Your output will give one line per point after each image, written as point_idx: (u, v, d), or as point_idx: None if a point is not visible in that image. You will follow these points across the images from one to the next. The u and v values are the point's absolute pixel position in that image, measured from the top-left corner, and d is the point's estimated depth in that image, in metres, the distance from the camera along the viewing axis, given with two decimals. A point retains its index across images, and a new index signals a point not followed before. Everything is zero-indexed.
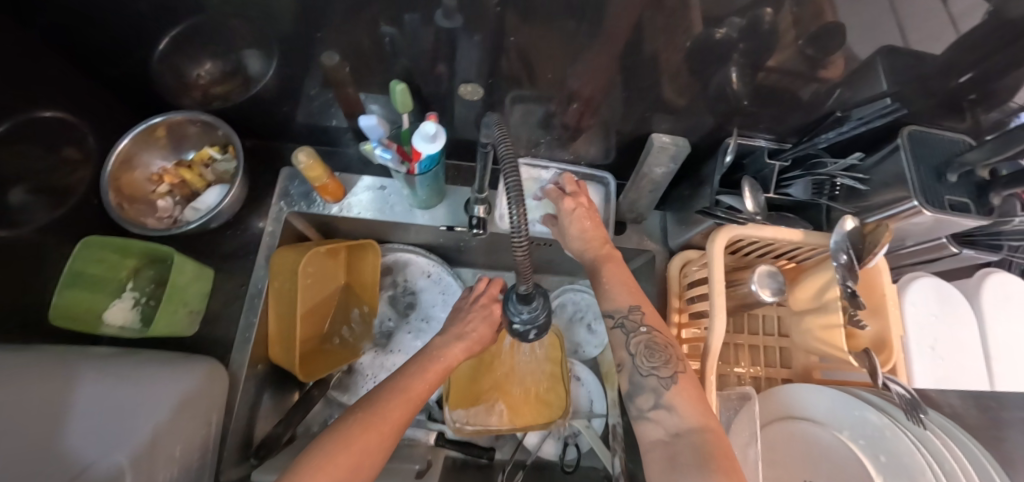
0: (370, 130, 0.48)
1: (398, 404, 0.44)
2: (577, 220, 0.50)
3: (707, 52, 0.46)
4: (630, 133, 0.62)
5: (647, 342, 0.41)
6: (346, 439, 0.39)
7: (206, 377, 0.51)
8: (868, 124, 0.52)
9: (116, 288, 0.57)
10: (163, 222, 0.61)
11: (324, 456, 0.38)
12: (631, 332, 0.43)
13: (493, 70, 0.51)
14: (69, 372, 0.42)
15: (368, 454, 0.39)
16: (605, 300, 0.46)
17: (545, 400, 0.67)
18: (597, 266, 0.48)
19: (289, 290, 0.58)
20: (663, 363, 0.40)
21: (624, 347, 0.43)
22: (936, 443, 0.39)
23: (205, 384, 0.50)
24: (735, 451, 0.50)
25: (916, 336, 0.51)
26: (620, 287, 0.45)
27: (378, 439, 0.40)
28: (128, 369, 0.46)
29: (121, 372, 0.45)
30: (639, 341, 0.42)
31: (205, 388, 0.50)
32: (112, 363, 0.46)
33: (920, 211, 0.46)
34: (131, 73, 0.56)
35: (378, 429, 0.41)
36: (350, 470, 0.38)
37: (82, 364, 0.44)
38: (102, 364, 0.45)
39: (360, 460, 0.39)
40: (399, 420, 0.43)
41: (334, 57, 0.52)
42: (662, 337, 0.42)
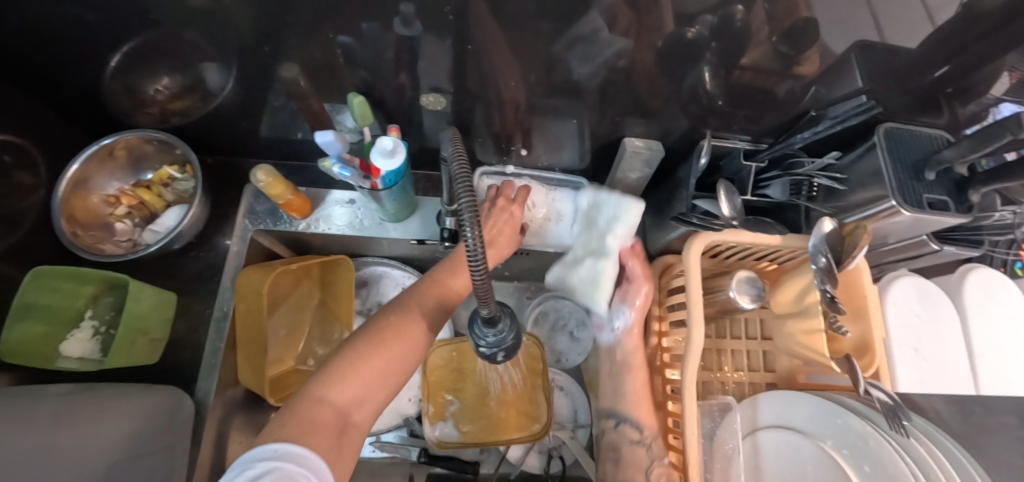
0: (328, 147, 0.45)
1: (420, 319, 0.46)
2: (632, 295, 0.57)
3: (678, 51, 0.44)
4: (605, 136, 0.61)
5: (665, 474, 0.48)
6: (375, 344, 0.40)
7: (169, 408, 0.49)
8: (844, 123, 0.48)
9: (74, 316, 0.54)
10: (122, 246, 0.58)
11: (360, 356, 0.39)
12: (653, 460, 0.49)
13: (459, 77, 0.49)
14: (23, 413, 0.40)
15: (397, 362, 0.41)
16: (623, 408, 0.53)
17: (528, 412, 0.66)
18: (624, 368, 0.55)
19: (255, 312, 0.56)
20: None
21: (644, 471, 0.48)
22: (919, 450, 0.38)
23: (168, 415, 0.49)
24: (719, 462, 0.49)
25: (898, 339, 0.50)
26: (645, 410, 0.52)
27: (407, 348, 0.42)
28: (88, 403, 0.44)
29: (80, 404, 0.44)
30: (659, 472, 0.48)
31: (168, 418, 0.49)
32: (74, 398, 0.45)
33: (898, 211, 0.45)
34: (81, 92, 0.54)
35: (404, 342, 0.42)
36: (384, 374, 0.40)
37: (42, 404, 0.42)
38: (62, 400, 0.44)
39: (392, 367, 0.40)
40: (413, 344, 0.43)
41: (293, 69, 0.50)
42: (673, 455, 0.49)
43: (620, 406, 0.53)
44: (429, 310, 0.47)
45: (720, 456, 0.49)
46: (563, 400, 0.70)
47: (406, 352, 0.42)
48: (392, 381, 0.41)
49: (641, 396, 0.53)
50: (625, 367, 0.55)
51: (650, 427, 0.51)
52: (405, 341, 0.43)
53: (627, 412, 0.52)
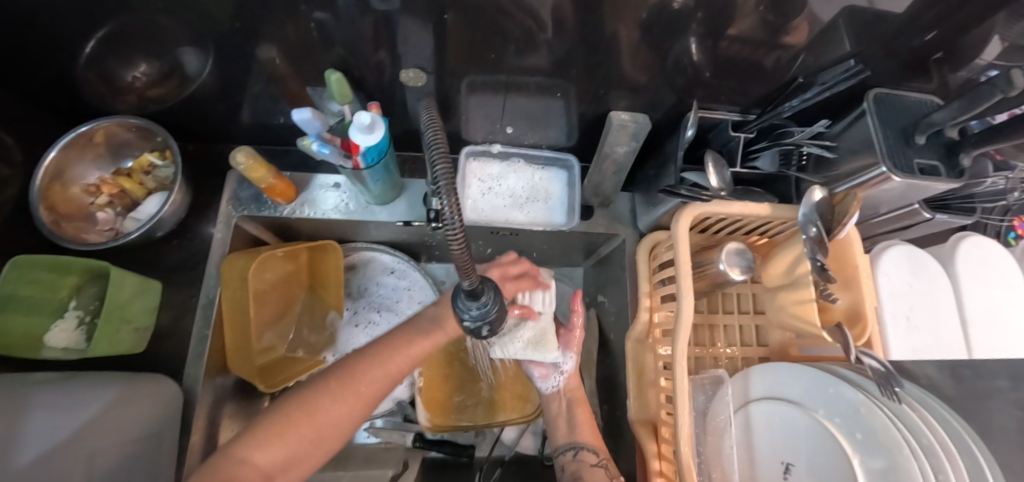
0: (306, 125, 0.44)
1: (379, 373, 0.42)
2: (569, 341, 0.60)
3: (663, 23, 0.43)
4: (592, 113, 0.60)
5: None
6: (308, 409, 0.38)
7: (159, 398, 0.49)
8: (833, 88, 0.48)
9: (58, 307, 0.53)
10: (104, 235, 0.57)
11: (294, 418, 0.37)
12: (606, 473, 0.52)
13: (439, 55, 0.48)
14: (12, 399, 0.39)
15: (333, 422, 0.39)
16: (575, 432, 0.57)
17: (522, 394, 0.66)
18: (572, 407, 0.59)
19: (242, 298, 0.55)
20: None
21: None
22: (913, 417, 0.38)
23: (157, 405, 0.48)
24: (711, 436, 0.49)
25: (890, 307, 0.49)
26: (589, 429, 0.57)
27: (351, 409, 0.40)
28: (72, 395, 0.43)
29: (70, 391, 0.43)
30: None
31: (157, 409, 0.48)
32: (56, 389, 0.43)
33: (888, 177, 0.44)
34: (55, 80, 0.52)
35: (348, 401, 0.40)
36: (319, 437, 0.38)
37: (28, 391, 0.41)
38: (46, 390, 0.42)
39: (330, 429, 0.39)
40: (371, 396, 0.41)
41: (270, 50, 0.49)
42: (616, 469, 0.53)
43: (578, 437, 0.56)
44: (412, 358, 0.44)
45: (710, 429, 0.49)
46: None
47: (351, 413, 0.40)
48: (327, 440, 0.39)
49: (589, 426, 0.58)
50: (572, 406, 0.59)
51: (602, 448, 0.56)
52: (352, 400, 0.40)
53: (583, 440, 0.56)
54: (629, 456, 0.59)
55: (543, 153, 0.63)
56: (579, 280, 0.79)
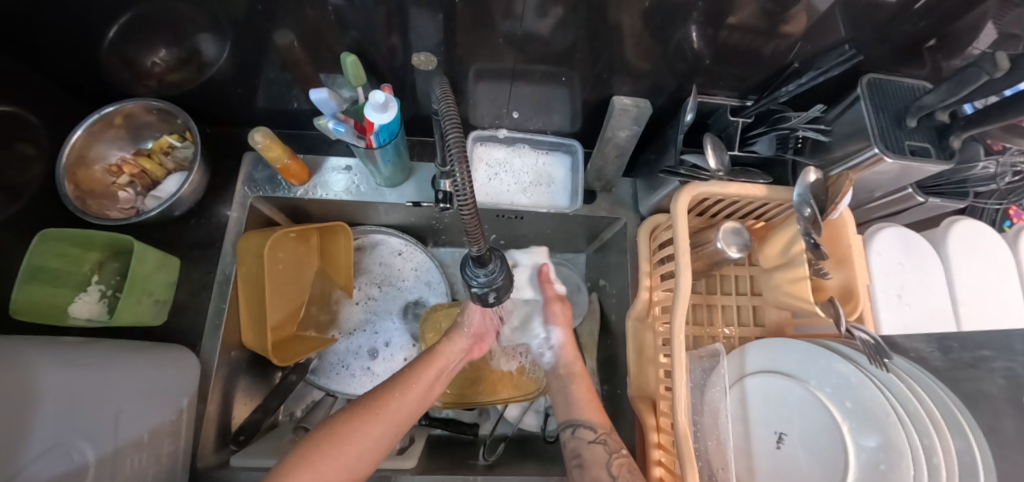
0: (323, 104, 0.47)
1: (399, 400, 0.46)
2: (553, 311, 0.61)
3: (665, 11, 0.45)
4: (595, 99, 0.62)
5: (628, 465, 0.45)
6: (333, 436, 0.41)
7: (172, 367, 0.50)
8: (826, 74, 0.50)
9: (80, 281, 0.56)
10: (126, 213, 0.60)
11: (320, 445, 0.40)
12: (612, 451, 0.47)
13: (449, 40, 0.50)
14: (12, 370, 0.35)
15: (361, 449, 0.41)
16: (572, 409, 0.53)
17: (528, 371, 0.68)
18: (568, 383, 0.56)
19: (256, 274, 0.57)
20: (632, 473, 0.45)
21: (606, 466, 0.46)
22: (900, 386, 0.41)
23: (171, 374, 0.50)
24: (708, 407, 0.51)
25: (882, 284, 0.51)
26: (587, 404, 0.53)
27: (379, 430, 0.43)
28: (57, 362, 0.40)
29: (80, 359, 0.42)
30: (618, 463, 0.46)
31: (171, 377, 0.50)
32: (36, 354, 0.39)
33: (880, 158, 0.46)
34: (80, 65, 0.55)
35: (373, 428, 0.43)
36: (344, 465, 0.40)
37: (21, 358, 0.37)
38: (26, 354, 0.38)
39: (356, 456, 0.41)
40: (394, 419, 0.45)
41: (287, 35, 0.51)
42: (614, 442, 0.48)
43: (576, 414, 0.52)
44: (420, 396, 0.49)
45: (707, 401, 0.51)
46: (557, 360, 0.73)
47: (379, 435, 0.43)
48: (360, 465, 0.41)
49: (590, 401, 0.53)
50: (568, 382, 0.56)
51: (603, 423, 0.51)
52: (376, 424, 0.43)
53: (581, 417, 0.52)
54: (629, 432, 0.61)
55: (548, 138, 0.65)
56: (581, 265, 0.82)
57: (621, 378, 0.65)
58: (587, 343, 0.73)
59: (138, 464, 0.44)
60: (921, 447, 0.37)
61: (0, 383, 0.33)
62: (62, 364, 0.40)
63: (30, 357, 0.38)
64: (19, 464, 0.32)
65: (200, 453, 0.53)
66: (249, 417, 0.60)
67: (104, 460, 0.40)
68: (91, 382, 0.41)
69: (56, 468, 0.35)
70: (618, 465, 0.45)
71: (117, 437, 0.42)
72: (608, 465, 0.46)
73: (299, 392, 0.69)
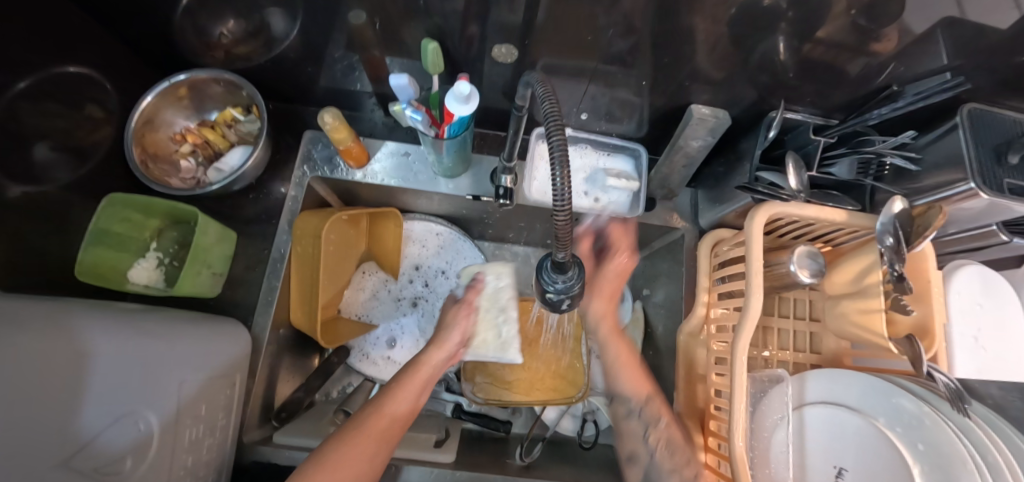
0: (401, 91, 0.46)
1: (387, 416, 0.45)
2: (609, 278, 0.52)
3: (753, 20, 0.43)
4: (665, 103, 0.60)
5: (666, 440, 0.48)
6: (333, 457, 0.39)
7: (230, 338, 0.50)
8: (926, 100, 0.48)
9: (140, 248, 0.56)
10: (186, 183, 0.61)
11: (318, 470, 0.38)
12: (650, 427, 0.50)
13: (528, 30, 0.48)
14: (64, 341, 0.33)
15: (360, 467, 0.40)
16: (615, 381, 0.53)
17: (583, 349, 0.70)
18: (608, 343, 0.54)
19: (311, 253, 0.57)
20: (685, 464, 0.46)
21: (641, 440, 0.49)
22: (979, 434, 0.39)
23: (229, 344, 0.50)
24: (761, 431, 0.49)
25: (959, 325, 0.48)
26: (631, 373, 0.52)
27: (368, 454, 0.41)
28: (115, 329, 0.38)
29: (138, 324, 0.41)
30: (656, 439, 0.49)
31: (230, 349, 0.49)
32: (91, 318, 0.38)
33: (976, 194, 0.43)
34: (151, 32, 0.55)
35: (366, 446, 0.41)
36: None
37: (72, 325, 0.35)
38: (81, 320, 0.36)
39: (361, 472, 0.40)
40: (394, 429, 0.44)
41: (361, 16, 0.49)
42: (675, 433, 0.48)
43: (613, 383, 0.53)
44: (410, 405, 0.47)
45: (759, 426, 0.49)
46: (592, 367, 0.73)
47: (361, 472, 0.40)
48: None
49: (628, 366, 0.53)
50: (608, 362, 0.54)
51: (644, 392, 0.51)
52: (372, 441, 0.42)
53: (621, 377, 0.52)
54: None
55: (611, 141, 0.64)
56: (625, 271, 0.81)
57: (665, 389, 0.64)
58: None
59: (196, 435, 0.44)
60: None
61: (49, 355, 0.32)
62: (120, 330, 0.39)
63: (85, 325, 0.36)
64: (75, 441, 0.32)
65: (246, 428, 0.54)
66: (292, 395, 0.61)
67: (166, 431, 0.39)
68: (155, 345, 0.41)
69: (126, 436, 0.36)
70: (656, 440, 0.49)
71: (181, 405, 0.41)
72: (644, 438, 0.49)
73: (338, 375, 0.69)
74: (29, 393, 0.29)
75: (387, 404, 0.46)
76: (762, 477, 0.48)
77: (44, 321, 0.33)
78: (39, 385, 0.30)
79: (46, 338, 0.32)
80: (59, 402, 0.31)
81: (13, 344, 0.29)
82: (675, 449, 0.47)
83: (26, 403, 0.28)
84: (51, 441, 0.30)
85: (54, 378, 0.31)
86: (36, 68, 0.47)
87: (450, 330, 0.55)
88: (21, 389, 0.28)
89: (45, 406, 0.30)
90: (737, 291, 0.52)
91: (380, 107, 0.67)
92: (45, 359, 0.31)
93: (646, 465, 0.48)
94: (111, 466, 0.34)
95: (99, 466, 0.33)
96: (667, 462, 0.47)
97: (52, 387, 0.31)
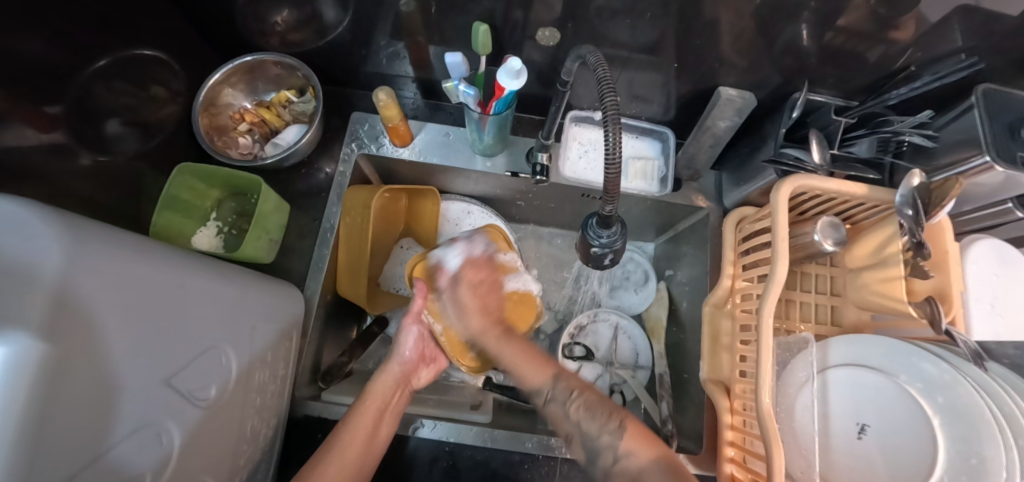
0: (454, 68, 0.50)
1: (376, 398, 0.53)
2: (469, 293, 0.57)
3: (778, 8, 0.46)
4: (691, 88, 0.63)
5: (585, 405, 0.49)
6: (350, 427, 0.49)
7: (238, 286, 0.45)
8: (943, 80, 0.51)
9: (202, 216, 0.61)
10: (244, 157, 0.66)
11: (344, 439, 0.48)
12: (564, 402, 0.50)
13: (566, 16, 0.51)
14: (83, 323, 0.25)
15: (369, 435, 0.50)
16: (525, 382, 0.52)
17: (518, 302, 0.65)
18: (500, 345, 0.55)
19: (359, 224, 0.62)
20: (603, 419, 0.47)
21: (566, 419, 0.49)
22: (1000, 391, 0.42)
23: (238, 292, 0.44)
24: (786, 393, 0.52)
25: (976, 293, 0.50)
26: (527, 368, 0.52)
27: (370, 426, 0.50)
28: (110, 265, 0.29)
29: (143, 267, 0.32)
30: (575, 408, 0.49)
31: (241, 296, 0.44)
32: (101, 247, 0.29)
33: (991, 167, 0.46)
34: (216, 18, 0.60)
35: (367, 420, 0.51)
36: (365, 446, 0.49)
37: (82, 289, 0.26)
38: (94, 257, 0.27)
39: (371, 440, 0.50)
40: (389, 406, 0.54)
41: (411, 3, 0.53)
42: (593, 395, 0.50)
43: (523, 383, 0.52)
44: (394, 394, 0.56)
45: (785, 385, 0.52)
46: (591, 339, 0.74)
47: (367, 441, 0.49)
48: (377, 445, 0.50)
49: (522, 359, 0.53)
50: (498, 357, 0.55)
51: (548, 370, 0.52)
52: (372, 412, 0.52)
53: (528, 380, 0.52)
54: (697, 414, 0.62)
55: (640, 124, 0.68)
56: (650, 253, 0.85)
57: (690, 361, 0.67)
58: (654, 327, 0.76)
59: (263, 379, 0.47)
60: (1016, 460, 0.38)
61: (76, 346, 0.25)
62: (118, 265, 0.30)
63: (85, 281, 0.26)
64: (109, 436, 0.28)
65: (298, 386, 0.58)
66: (336, 360, 0.64)
67: (238, 368, 0.43)
68: (168, 279, 0.34)
69: (190, 373, 0.36)
70: (575, 409, 0.49)
71: (250, 344, 0.45)
72: (567, 416, 0.49)
73: (375, 346, 0.72)
74: (62, 409, 0.24)
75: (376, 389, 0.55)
76: (787, 432, 0.51)
77: (62, 289, 0.24)
78: (71, 395, 0.24)
79: (71, 326, 0.25)
80: (98, 399, 0.27)
81: (43, 356, 0.22)
82: (593, 411, 0.48)
83: (59, 421, 0.23)
84: (91, 440, 0.26)
85: (104, 355, 0.27)
86: (114, 49, 0.52)
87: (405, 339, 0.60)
88: (57, 407, 0.23)
89: (81, 412, 0.25)
90: (761, 262, 0.55)
91: (420, 91, 0.71)
92: (71, 361, 0.24)
93: (580, 441, 0.48)
94: (200, 395, 0.37)
95: (190, 391, 0.36)
96: (594, 426, 0.47)
97: (83, 390, 0.25)
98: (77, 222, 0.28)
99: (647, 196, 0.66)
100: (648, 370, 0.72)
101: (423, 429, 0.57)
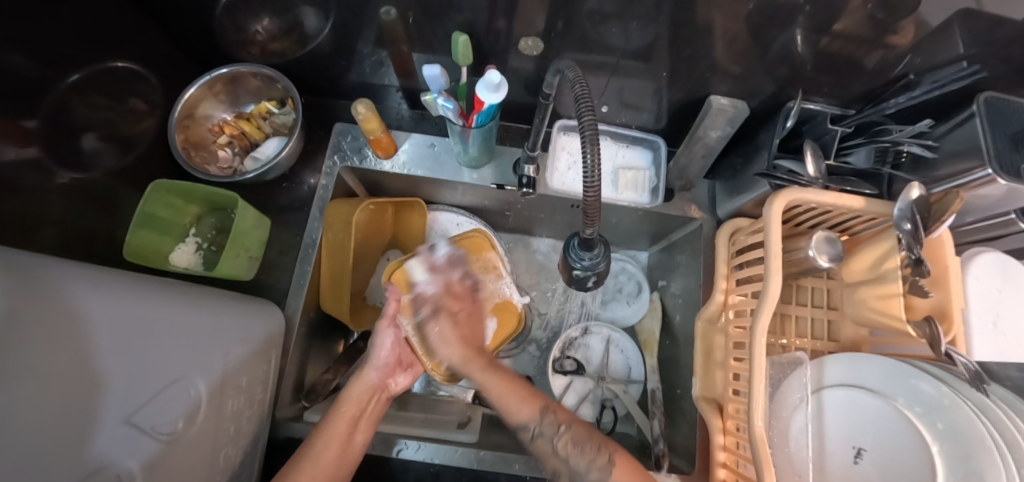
0: (433, 81, 0.48)
1: (351, 404, 0.51)
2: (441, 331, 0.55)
3: (772, 14, 0.44)
4: (683, 96, 0.61)
5: (573, 439, 0.47)
6: (323, 437, 0.47)
7: (228, 311, 0.47)
8: (943, 88, 0.50)
9: (181, 232, 0.60)
10: (224, 171, 0.64)
11: (316, 450, 0.46)
12: (552, 436, 0.48)
13: (552, 23, 0.49)
14: (69, 329, 0.28)
15: (343, 446, 0.47)
16: (511, 415, 0.50)
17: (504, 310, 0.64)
18: (479, 375, 0.53)
19: (342, 239, 0.61)
20: (594, 451, 0.46)
21: (554, 453, 0.48)
22: (998, 413, 0.40)
23: (230, 318, 0.47)
24: (779, 413, 0.50)
25: (978, 310, 0.49)
26: (509, 398, 0.51)
27: (344, 435, 0.48)
28: (95, 286, 0.32)
29: (131, 294, 0.35)
30: (564, 440, 0.48)
31: (234, 321, 0.47)
32: (72, 278, 0.31)
33: (993, 180, 0.44)
34: (193, 28, 0.58)
35: (342, 428, 0.48)
36: (339, 457, 0.46)
37: (70, 301, 0.29)
38: (78, 284, 0.31)
39: (345, 450, 0.47)
40: (367, 412, 0.51)
41: (391, 12, 0.51)
42: (581, 429, 0.48)
43: (508, 415, 0.51)
44: (371, 398, 0.53)
45: (778, 406, 0.50)
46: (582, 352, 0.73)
47: (342, 451, 0.47)
48: (353, 456, 0.48)
49: (504, 389, 0.51)
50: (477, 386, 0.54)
51: (534, 402, 0.50)
52: (347, 419, 0.49)
53: (514, 413, 0.50)
54: (689, 432, 0.61)
55: (631, 133, 0.66)
56: (644, 263, 0.83)
57: (683, 376, 0.65)
58: (647, 341, 0.74)
59: (238, 406, 0.46)
60: None
61: (59, 353, 0.27)
62: (109, 290, 0.34)
63: (78, 294, 0.30)
64: (90, 442, 0.29)
65: (279, 406, 0.56)
66: (320, 377, 0.63)
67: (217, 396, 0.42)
68: (126, 310, 0.34)
69: (149, 408, 0.34)
70: (565, 444, 0.47)
71: (227, 372, 0.44)
72: (556, 451, 0.48)
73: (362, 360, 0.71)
74: (44, 405, 0.25)
75: (353, 394, 0.52)
76: (780, 456, 0.49)
77: (51, 296, 0.28)
78: (53, 394, 0.26)
79: (56, 330, 0.27)
80: (78, 404, 0.28)
81: (29, 348, 0.25)
82: (582, 447, 0.47)
83: (41, 417, 0.25)
84: (70, 443, 0.27)
85: (87, 363, 0.29)
86: (87, 62, 0.50)
87: (381, 340, 0.55)
88: (39, 401, 0.25)
89: (60, 416, 0.27)
90: (754, 277, 0.53)
91: (406, 101, 0.70)
92: (56, 360, 0.27)
93: (569, 476, 0.47)
94: (175, 426, 0.37)
95: (152, 426, 0.34)
96: (584, 462, 0.46)
97: (65, 390, 0.27)
98: (19, 259, 0.27)
99: (638, 207, 0.64)
100: (640, 385, 0.71)
101: (406, 451, 0.56)
